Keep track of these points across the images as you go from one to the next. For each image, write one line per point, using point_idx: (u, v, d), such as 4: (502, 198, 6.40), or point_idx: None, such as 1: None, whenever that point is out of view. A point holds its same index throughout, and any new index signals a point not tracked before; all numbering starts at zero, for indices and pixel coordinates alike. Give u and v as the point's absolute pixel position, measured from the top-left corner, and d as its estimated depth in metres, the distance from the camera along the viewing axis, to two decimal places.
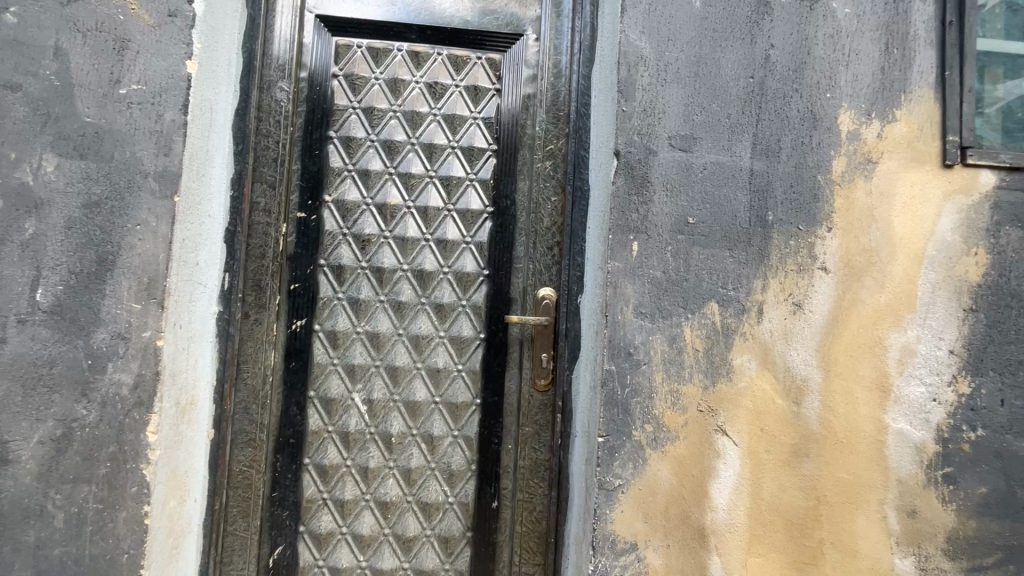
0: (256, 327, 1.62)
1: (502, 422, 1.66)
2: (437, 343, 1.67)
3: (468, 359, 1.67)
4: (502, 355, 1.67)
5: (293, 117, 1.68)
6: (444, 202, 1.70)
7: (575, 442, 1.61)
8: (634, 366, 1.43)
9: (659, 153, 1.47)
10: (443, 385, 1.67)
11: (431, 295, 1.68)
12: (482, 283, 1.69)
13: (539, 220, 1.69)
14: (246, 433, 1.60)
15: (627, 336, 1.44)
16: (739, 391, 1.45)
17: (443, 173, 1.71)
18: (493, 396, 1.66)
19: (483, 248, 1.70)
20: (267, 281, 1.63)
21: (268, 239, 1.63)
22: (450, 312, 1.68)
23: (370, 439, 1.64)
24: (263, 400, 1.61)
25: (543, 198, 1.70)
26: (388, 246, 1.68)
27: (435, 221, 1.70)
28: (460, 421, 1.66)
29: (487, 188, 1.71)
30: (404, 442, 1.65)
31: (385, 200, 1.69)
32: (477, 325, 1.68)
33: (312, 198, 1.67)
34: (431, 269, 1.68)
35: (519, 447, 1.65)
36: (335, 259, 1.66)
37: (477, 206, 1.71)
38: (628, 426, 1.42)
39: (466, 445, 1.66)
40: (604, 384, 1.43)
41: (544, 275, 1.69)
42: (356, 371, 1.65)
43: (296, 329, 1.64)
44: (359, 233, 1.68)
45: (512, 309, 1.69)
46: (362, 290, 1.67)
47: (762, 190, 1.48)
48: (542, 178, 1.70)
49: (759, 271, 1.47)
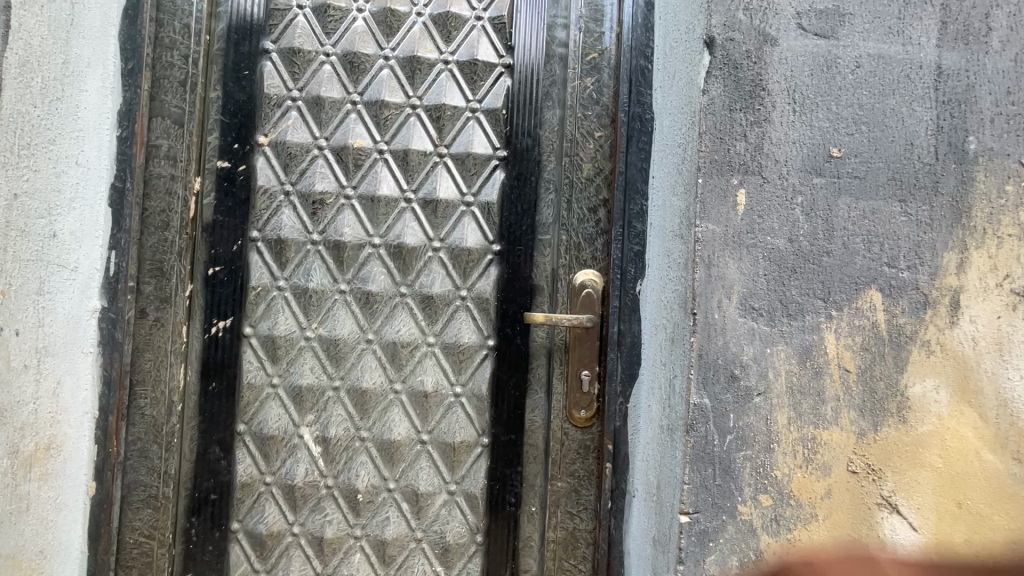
0: (156, 331, 1.10)
1: (522, 473, 1.11)
2: (424, 354, 1.13)
3: (471, 378, 1.12)
4: (521, 371, 1.11)
5: (209, 21, 1.13)
6: (433, 143, 1.14)
7: (635, 504, 1.05)
8: (741, 398, 0.85)
9: (780, 41, 0.88)
10: (434, 417, 1.12)
11: (413, 284, 1.13)
12: (489, 265, 1.13)
13: (576, 166, 1.11)
14: (145, 488, 1.08)
15: (728, 347, 0.86)
16: (917, 440, 0.86)
17: (430, 100, 1.14)
18: (508, 433, 1.11)
19: (492, 212, 1.13)
20: (173, 263, 1.10)
21: (174, 200, 1.10)
22: (441, 308, 1.13)
23: (326, 495, 1.11)
24: (168, 439, 1.09)
25: (582, 133, 1.11)
26: (351, 209, 1.14)
27: (420, 172, 1.14)
28: (460, 470, 1.11)
29: (496, 122, 1.14)
30: (376, 500, 1.11)
31: (346, 142, 1.14)
32: (484, 327, 1.13)
33: (239, 140, 1.13)
34: (413, 244, 1.13)
35: (547, 512, 1.09)
36: (273, 230, 1.13)
37: (482, 149, 1.14)
38: (729, 498, 0.85)
39: (468, 505, 1.11)
40: (691, 429, 0.86)
41: (584, 251, 1.11)
42: (306, 395, 1.12)
43: (218, 334, 1.11)
44: (308, 193, 1.13)
45: (535, 303, 1.12)
46: (313, 276, 1.13)
47: (956, 101, 0.88)
48: (580, 104, 1.12)
49: (956, 237, 0.86)
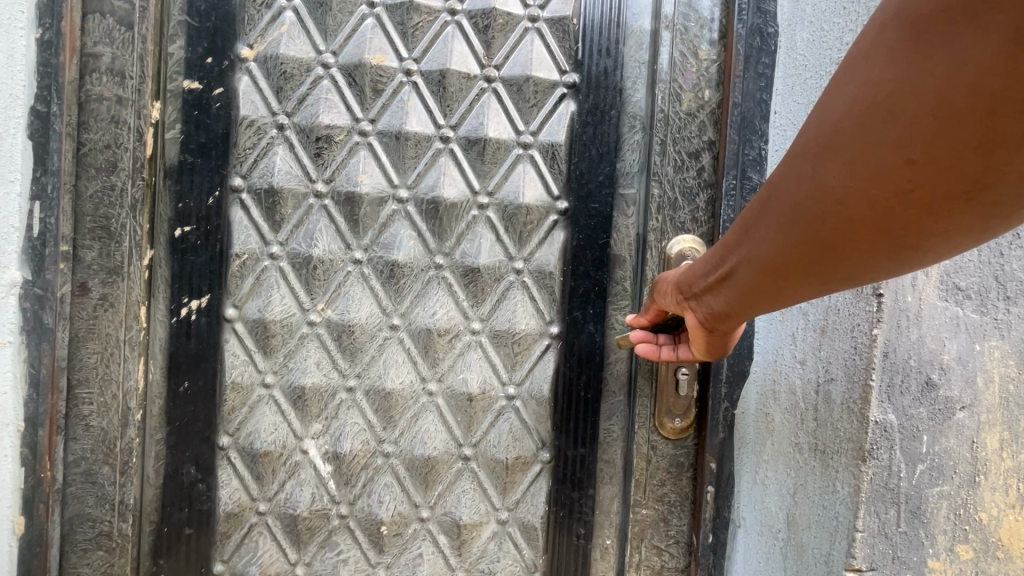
0: (102, 314, 0.80)
1: (593, 497, 0.86)
2: (467, 344, 0.86)
3: (529, 375, 0.86)
4: (595, 367, 0.86)
5: None
6: (481, 63, 0.85)
7: (742, 537, 0.81)
8: (939, 413, 0.61)
9: None
10: (480, 426, 0.86)
11: (452, 253, 0.85)
12: (553, 228, 0.86)
13: (672, 97, 0.83)
14: (93, 523, 0.81)
15: (925, 342, 0.61)
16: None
17: (476, 4, 0.85)
18: (577, 447, 0.86)
19: (557, 158, 0.86)
20: (122, 221, 0.79)
21: (121, 132, 0.79)
22: (490, 284, 0.86)
23: (338, 527, 0.85)
24: (124, 460, 0.80)
25: (681, 53, 0.84)
26: (369, 150, 0.85)
27: (462, 103, 0.85)
28: (513, 494, 0.86)
29: (564, 36, 0.86)
30: (406, 532, 0.86)
31: (360, 59, 0.84)
32: (545, 310, 0.86)
33: (214, 53, 0.82)
34: (452, 199, 0.85)
35: (627, 547, 0.85)
36: (263, 178, 0.83)
37: (546, 73, 0.85)
38: (916, 549, 0.62)
39: (525, 537, 0.87)
40: (869, 458, 0.61)
41: (680, 210, 0.84)
42: (311, 398, 0.84)
43: (190, 317, 0.83)
44: (310, 127, 0.84)
45: (613, 279, 0.86)
46: (317, 240, 0.84)
47: None
48: (680, 13, 0.83)
49: None
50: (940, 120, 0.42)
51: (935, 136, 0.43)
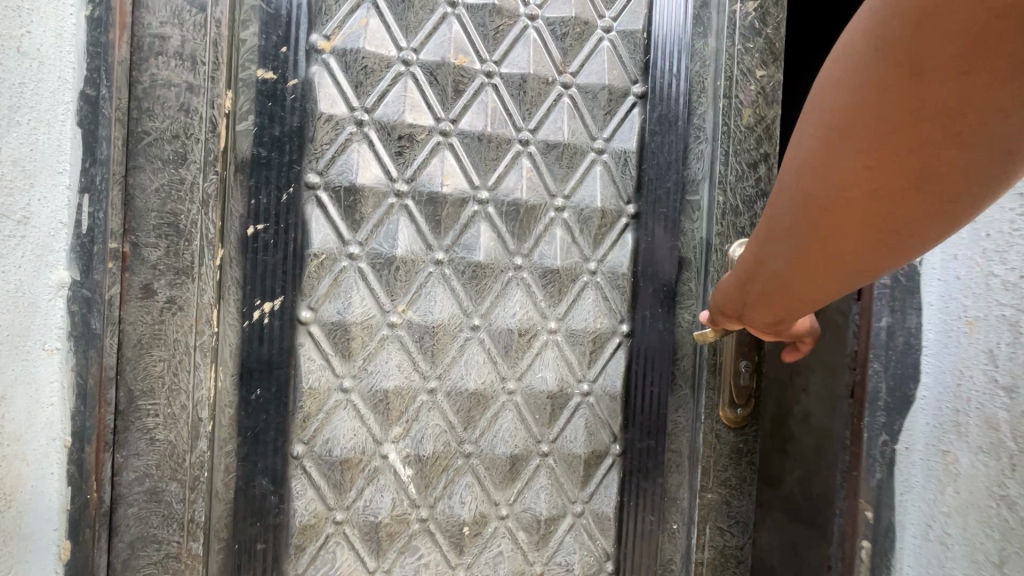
0: (168, 318, 0.73)
1: (662, 485, 0.91)
2: (545, 343, 0.88)
3: (602, 372, 0.90)
4: (664, 362, 0.91)
5: None
6: (558, 69, 0.87)
7: None
8: None
9: None
10: (558, 422, 0.88)
11: (531, 255, 0.87)
12: (624, 232, 0.90)
13: (733, 111, 0.90)
14: (158, 546, 0.74)
15: None
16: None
17: (555, 11, 0.87)
18: (648, 438, 0.91)
19: (629, 164, 0.90)
20: (192, 218, 0.74)
21: (192, 122, 0.73)
22: (566, 284, 0.88)
23: (418, 532, 0.84)
24: (194, 475, 0.75)
25: (743, 70, 0.90)
26: (450, 149, 0.84)
27: (540, 107, 0.87)
28: (588, 486, 0.90)
29: (635, 48, 0.90)
30: (486, 530, 0.86)
31: (442, 59, 0.83)
32: (618, 309, 0.90)
33: (288, 42, 0.78)
34: (531, 202, 0.87)
35: (694, 532, 0.90)
36: (342, 174, 0.80)
37: (618, 83, 0.89)
38: None
39: (599, 527, 0.90)
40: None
41: (741, 216, 0.91)
42: (392, 401, 0.83)
43: (264, 321, 0.78)
44: (391, 125, 0.82)
45: (680, 279, 0.92)
46: (399, 239, 0.82)
47: None
48: (742, 32, 0.90)
49: None
50: (896, 126, 0.44)
51: (884, 144, 0.45)
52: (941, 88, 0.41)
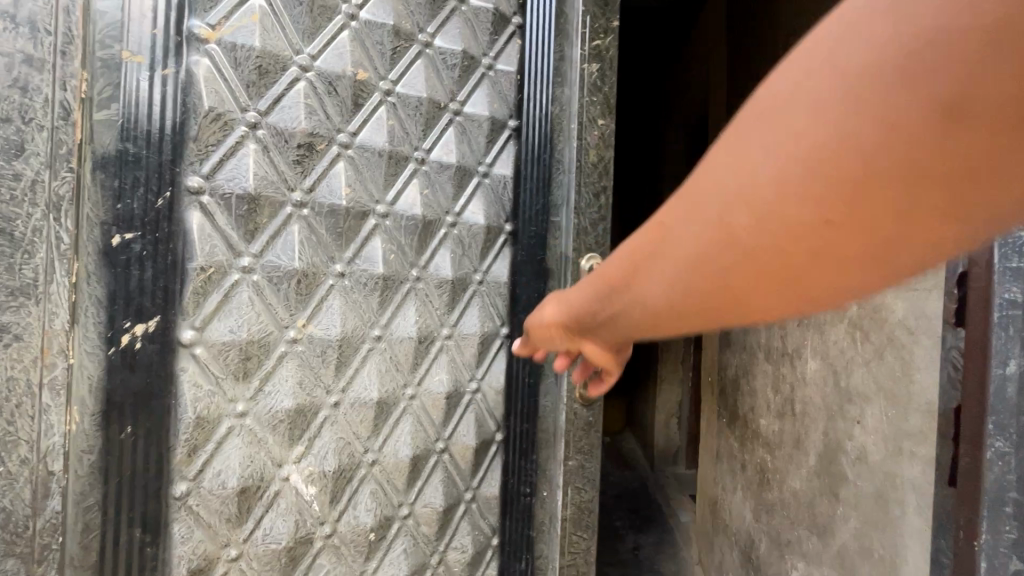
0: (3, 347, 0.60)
1: (535, 461, 1.07)
2: (439, 349, 0.95)
3: (487, 370, 1.01)
4: (535, 357, 1.06)
5: None
6: (450, 96, 0.95)
7: None
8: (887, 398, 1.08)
9: None
10: (452, 419, 0.97)
11: (427, 267, 0.93)
12: (502, 247, 1.03)
13: (583, 151, 1.06)
14: None
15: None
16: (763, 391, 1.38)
17: (445, 43, 0.94)
18: (524, 423, 1.06)
19: (506, 188, 1.03)
20: (34, 225, 0.62)
21: (32, 102, 0.61)
22: (458, 294, 0.97)
23: (323, 549, 0.83)
24: (46, 541, 0.63)
25: (588, 114, 1.06)
26: (349, 161, 0.83)
27: (432, 129, 0.93)
28: (477, 473, 1.00)
29: (508, 87, 1.03)
30: (388, 533, 0.90)
31: (343, 71, 0.82)
32: (499, 312, 1.03)
33: (161, 25, 0.68)
34: (427, 217, 0.92)
35: (559, 497, 1.06)
36: (232, 178, 0.73)
37: (497, 115, 1.01)
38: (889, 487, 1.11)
39: (486, 507, 1.02)
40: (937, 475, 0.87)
41: (588, 235, 1.07)
42: (294, 421, 0.79)
43: (135, 346, 0.67)
44: (288, 132, 0.77)
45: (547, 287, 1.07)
46: (297, 250, 0.78)
47: None
48: (588, 87, 1.05)
49: None
50: (806, 195, 0.31)
51: (793, 218, 0.32)
52: (879, 179, 0.29)
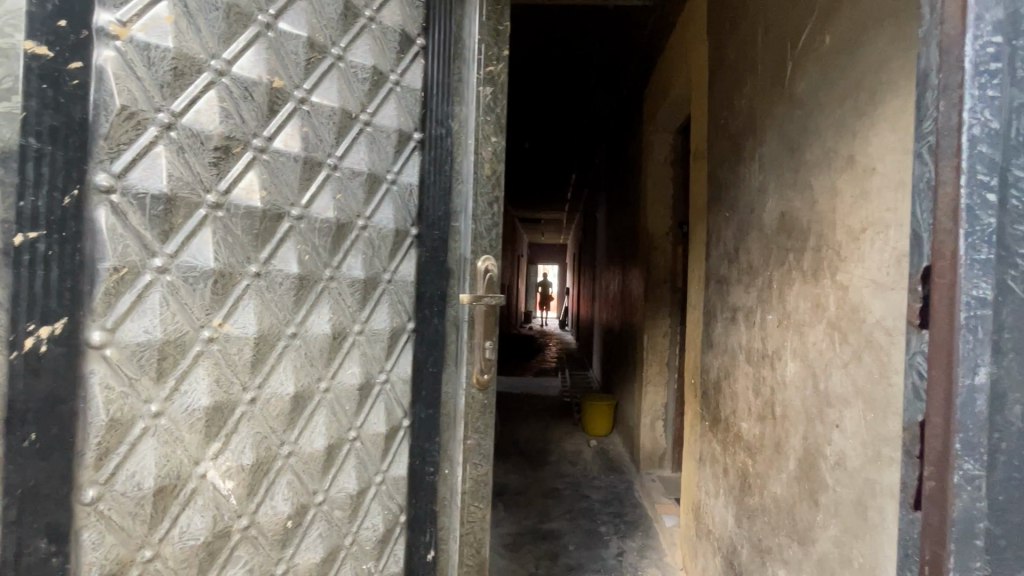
0: None
1: (438, 442, 1.09)
2: (352, 343, 0.95)
3: (396, 363, 1.02)
4: (437, 350, 1.08)
5: None
6: (361, 106, 0.95)
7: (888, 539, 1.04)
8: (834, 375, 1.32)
9: None
10: (364, 409, 0.97)
11: (339, 267, 0.93)
12: (409, 248, 1.05)
13: (478, 166, 1.07)
14: None
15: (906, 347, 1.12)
16: (772, 400, 1.58)
17: (358, 59, 0.95)
18: (428, 409, 1.07)
19: (411, 196, 1.05)
20: None
21: None
22: (369, 291, 0.97)
23: (241, 541, 0.81)
24: None
25: (482, 135, 1.07)
26: (263, 166, 0.82)
27: (344, 138, 0.93)
28: (387, 457, 1.01)
29: (415, 102, 1.05)
30: (305, 520, 0.89)
31: (258, 77, 0.81)
32: (405, 309, 1.04)
33: (68, 15, 0.65)
34: (340, 219, 0.92)
35: (460, 473, 1.07)
36: (146, 182, 0.70)
37: (404, 128, 1.03)
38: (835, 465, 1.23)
39: (395, 488, 1.04)
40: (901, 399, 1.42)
41: (484, 240, 1.07)
42: (211, 419, 0.77)
43: (40, 349, 0.64)
44: (205, 135, 0.76)
45: (449, 287, 1.09)
46: (211, 250, 0.77)
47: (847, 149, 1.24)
48: (484, 107, 1.07)
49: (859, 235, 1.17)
50: None
51: None
52: None
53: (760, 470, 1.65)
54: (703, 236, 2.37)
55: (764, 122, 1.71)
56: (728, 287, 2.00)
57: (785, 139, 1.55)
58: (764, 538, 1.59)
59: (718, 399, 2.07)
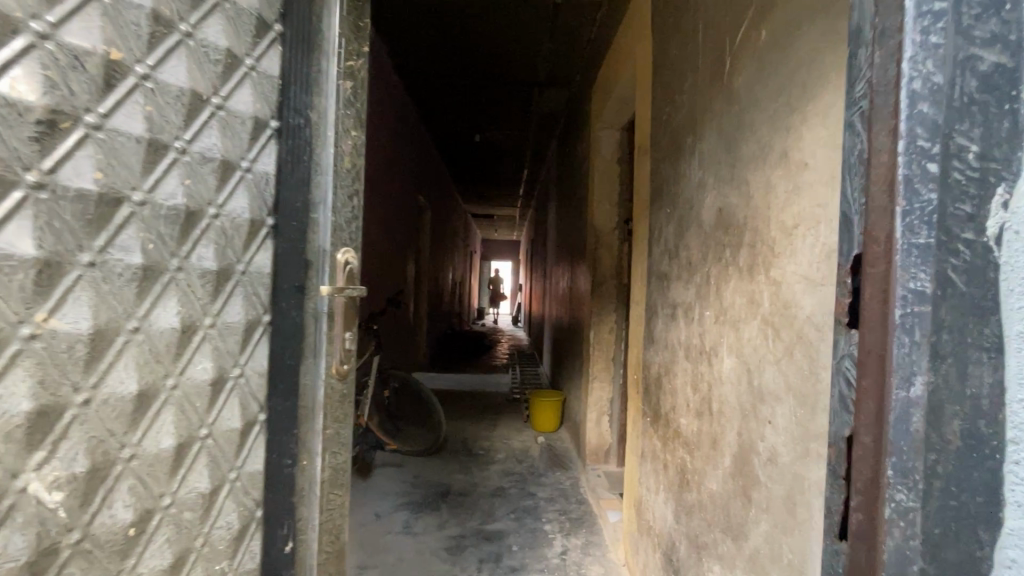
0: None
1: (297, 435, 1.06)
2: (202, 339, 0.87)
3: (252, 355, 0.97)
4: (294, 343, 1.04)
5: None
6: (212, 88, 0.87)
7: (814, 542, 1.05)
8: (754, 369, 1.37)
9: None
10: (217, 404, 0.90)
11: (189, 258, 0.84)
12: (267, 238, 0.99)
13: (339, 157, 1.08)
14: None
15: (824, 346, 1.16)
16: (709, 396, 1.58)
17: (210, 38, 0.87)
18: (285, 401, 1.04)
19: (269, 186, 0.99)
20: None
21: None
22: (221, 283, 0.90)
23: (72, 558, 0.69)
24: None
25: (342, 129, 1.08)
26: (98, 142, 0.70)
27: (194, 122, 0.85)
28: (241, 453, 0.96)
29: (271, 89, 0.99)
30: (149, 530, 0.80)
31: (93, 47, 0.69)
32: (262, 300, 0.99)
33: None
34: (190, 206, 0.84)
35: (319, 463, 1.08)
36: None
37: (262, 114, 0.97)
38: (766, 463, 1.23)
39: (249, 485, 0.98)
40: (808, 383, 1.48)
41: (343, 231, 1.09)
42: (33, 427, 0.64)
43: None
44: (22, 106, 0.62)
45: (306, 278, 1.06)
46: (25, 229, 0.63)
47: (777, 147, 1.24)
48: (343, 101, 1.08)
49: (788, 232, 1.17)
50: None
51: None
52: None
53: (697, 466, 1.65)
54: (645, 232, 2.37)
55: (703, 118, 1.70)
56: (668, 283, 2.00)
57: (721, 134, 1.55)
58: (700, 535, 1.59)
59: (659, 395, 2.07)
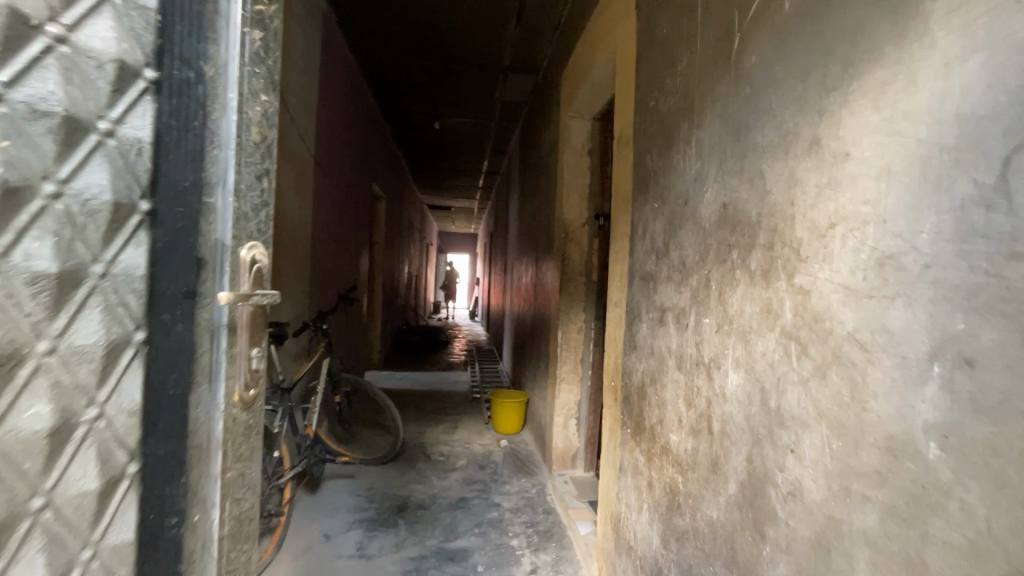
0: None
1: (185, 484, 0.81)
2: (35, 371, 0.62)
3: (115, 393, 0.73)
4: (181, 370, 0.80)
5: None
6: (47, 10, 0.61)
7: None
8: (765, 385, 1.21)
9: None
10: (57, 464, 0.65)
11: (8, 256, 0.59)
12: (138, 229, 0.75)
13: (245, 128, 0.85)
14: None
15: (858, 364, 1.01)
16: (709, 414, 1.42)
17: None
18: (168, 443, 0.79)
19: (139, 157, 0.75)
20: None
21: None
22: (65, 292, 0.66)
23: None
24: None
25: (250, 92, 0.85)
26: None
27: (16, 56, 0.58)
28: (101, 516, 0.72)
29: (146, 28, 0.75)
30: None
31: None
32: (132, 317, 0.75)
33: None
34: (9, 180, 0.58)
35: (216, 518, 0.83)
36: None
37: (130, 59, 0.72)
38: (788, 498, 1.07)
39: (114, 556, 0.74)
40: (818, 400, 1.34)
41: (251, 222, 0.87)
42: None
43: None
44: None
45: (199, 282, 0.82)
46: None
47: (805, 134, 1.07)
48: (251, 55, 0.84)
49: (822, 233, 1.01)
50: None
51: None
52: None
53: (692, 488, 1.49)
54: (627, 228, 2.19)
55: (703, 103, 1.53)
56: (656, 285, 1.83)
57: (728, 121, 1.38)
58: (694, 565, 1.44)
59: (643, 406, 1.91)
